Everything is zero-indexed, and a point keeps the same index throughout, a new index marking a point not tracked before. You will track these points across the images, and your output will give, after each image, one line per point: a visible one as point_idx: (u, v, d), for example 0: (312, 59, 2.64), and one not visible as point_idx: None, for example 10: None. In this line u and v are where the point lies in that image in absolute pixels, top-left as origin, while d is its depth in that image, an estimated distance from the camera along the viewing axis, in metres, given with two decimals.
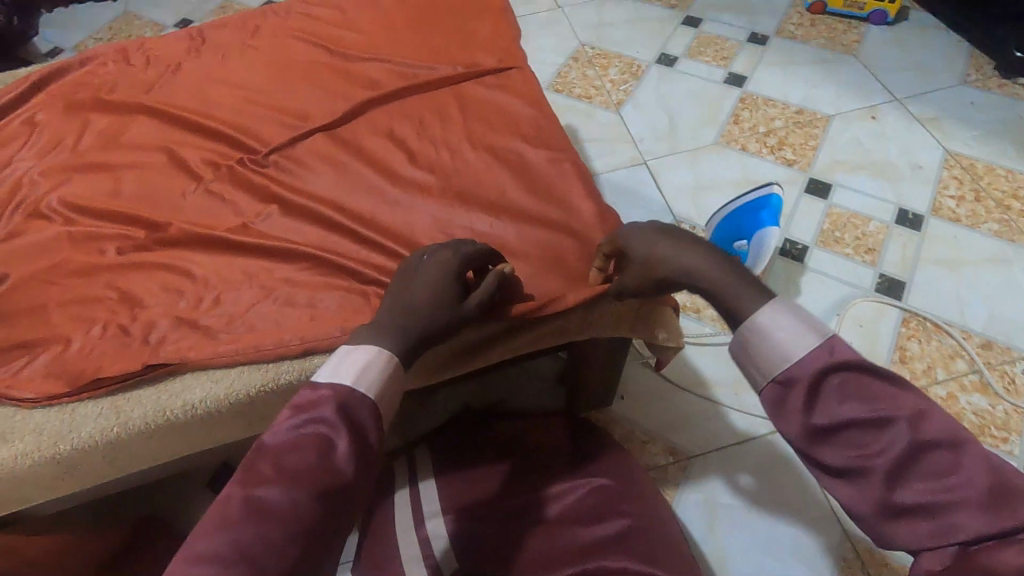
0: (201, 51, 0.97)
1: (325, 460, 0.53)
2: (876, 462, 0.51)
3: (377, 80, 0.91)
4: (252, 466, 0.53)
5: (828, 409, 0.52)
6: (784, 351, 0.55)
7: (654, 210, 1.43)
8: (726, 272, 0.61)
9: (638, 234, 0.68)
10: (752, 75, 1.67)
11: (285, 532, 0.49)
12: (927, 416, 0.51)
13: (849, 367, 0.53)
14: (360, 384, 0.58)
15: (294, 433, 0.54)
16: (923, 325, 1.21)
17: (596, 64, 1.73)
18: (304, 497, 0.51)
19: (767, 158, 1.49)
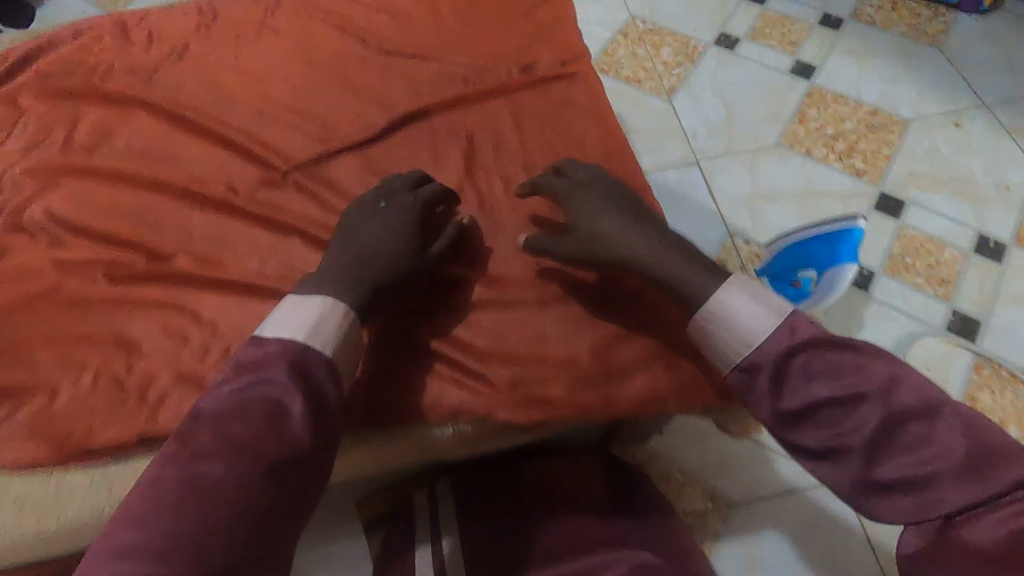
0: (213, 32, 0.84)
1: (274, 427, 0.54)
2: (853, 441, 0.57)
3: (419, 87, 0.79)
4: (190, 440, 0.53)
5: (797, 392, 0.60)
6: (742, 338, 0.62)
7: (704, 219, 1.29)
8: (668, 251, 0.67)
9: (591, 206, 0.69)
10: (821, 65, 1.49)
11: (219, 503, 0.50)
12: (897, 385, 0.58)
13: (809, 346, 0.60)
14: (314, 338, 0.59)
15: (236, 398, 0.54)
16: (996, 373, 1.10)
17: (647, 42, 1.55)
18: (240, 472, 0.51)
19: (833, 167, 1.34)
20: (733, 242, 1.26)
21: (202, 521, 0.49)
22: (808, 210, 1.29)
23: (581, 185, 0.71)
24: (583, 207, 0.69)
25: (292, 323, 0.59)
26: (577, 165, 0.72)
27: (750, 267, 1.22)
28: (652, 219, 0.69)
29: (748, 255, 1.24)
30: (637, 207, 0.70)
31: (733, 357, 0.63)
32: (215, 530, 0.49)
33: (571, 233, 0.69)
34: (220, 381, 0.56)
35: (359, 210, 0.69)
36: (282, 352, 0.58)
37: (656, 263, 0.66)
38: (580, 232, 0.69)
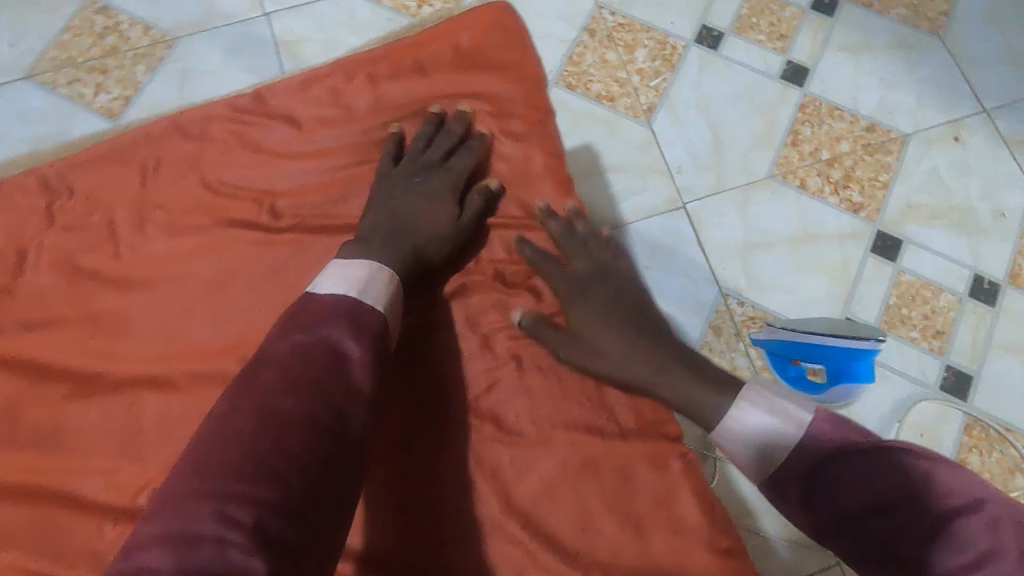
0: None
1: (335, 371, 0.62)
2: (858, 509, 0.63)
3: None
4: (257, 377, 0.61)
5: (830, 499, 0.64)
6: (765, 445, 0.69)
7: (695, 278, 1.18)
8: (672, 367, 0.80)
9: (599, 324, 0.84)
10: (815, 65, 1.30)
11: (285, 436, 0.57)
12: (940, 487, 0.60)
13: (844, 455, 0.65)
14: (366, 295, 0.70)
15: (296, 346, 0.63)
16: (985, 433, 1.10)
17: (618, 43, 1.31)
18: (307, 404, 0.59)
19: (829, 201, 1.22)
20: (727, 303, 1.16)
21: (275, 461, 0.55)
22: (804, 258, 1.18)
23: (573, 256, 0.87)
24: (591, 315, 0.84)
25: (344, 282, 0.70)
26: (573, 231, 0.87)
27: (745, 334, 1.14)
28: (666, 342, 0.83)
29: (743, 319, 1.15)
30: (647, 330, 0.84)
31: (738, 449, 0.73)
32: (289, 462, 0.56)
33: (579, 339, 0.83)
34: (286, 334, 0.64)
35: (399, 179, 0.84)
36: (340, 303, 0.68)
37: (653, 380, 0.80)
38: (589, 341, 0.82)
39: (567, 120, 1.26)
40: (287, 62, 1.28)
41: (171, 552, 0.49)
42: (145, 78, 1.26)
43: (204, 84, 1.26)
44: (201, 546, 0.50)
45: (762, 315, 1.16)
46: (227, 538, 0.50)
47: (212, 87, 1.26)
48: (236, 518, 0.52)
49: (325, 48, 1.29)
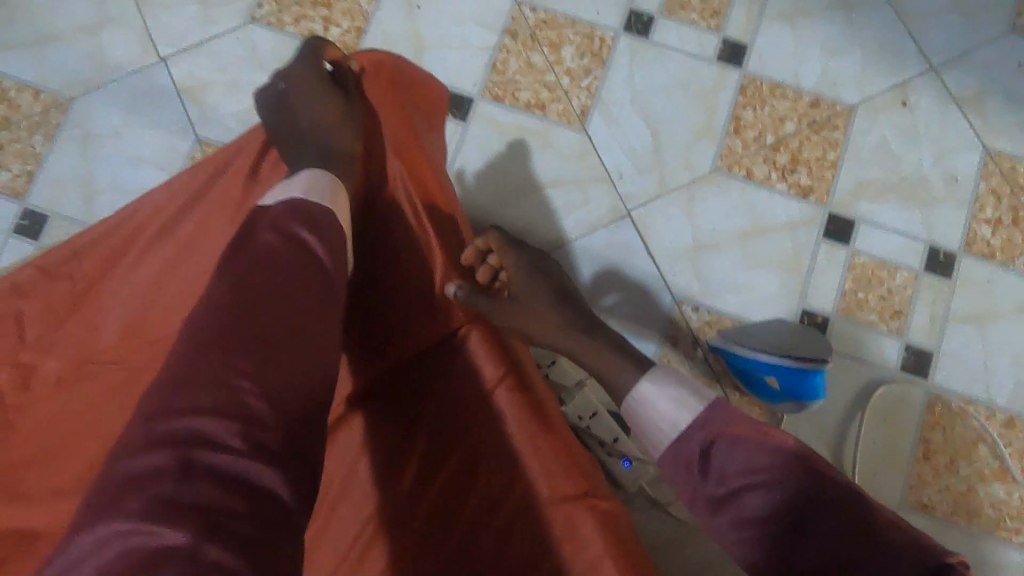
0: None
1: (301, 256, 0.59)
2: (737, 486, 0.67)
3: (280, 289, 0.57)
4: (225, 268, 0.58)
5: (720, 479, 0.68)
6: (672, 423, 0.72)
7: (646, 288, 1.15)
8: (609, 354, 0.82)
9: (533, 290, 0.88)
10: (752, 40, 1.23)
11: (266, 318, 0.56)
12: (806, 476, 0.65)
13: (725, 436, 0.69)
14: (310, 195, 0.64)
15: (260, 242, 0.59)
16: (947, 408, 1.11)
17: (543, 42, 1.23)
18: (276, 288, 0.57)
19: (777, 188, 1.17)
20: (681, 310, 1.14)
21: (272, 340, 0.55)
22: (755, 254, 1.16)
23: (513, 266, 0.88)
24: (519, 276, 0.88)
25: (286, 192, 0.65)
26: (510, 241, 0.90)
27: (702, 341, 1.13)
28: (602, 333, 0.85)
29: (699, 325, 1.13)
30: (580, 312, 0.88)
31: (661, 437, 0.73)
32: (264, 338, 0.55)
33: (513, 297, 0.87)
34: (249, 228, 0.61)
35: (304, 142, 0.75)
36: (292, 208, 0.63)
37: (578, 346, 0.85)
38: (519, 297, 0.87)
39: (498, 137, 1.19)
40: (193, 110, 1.19)
41: (186, 403, 0.50)
42: (44, 149, 1.18)
43: (109, 146, 1.18)
44: (213, 406, 0.50)
45: (718, 318, 1.14)
46: (227, 393, 0.51)
47: (119, 148, 1.19)
48: (236, 371, 0.52)
49: (230, 89, 1.20)
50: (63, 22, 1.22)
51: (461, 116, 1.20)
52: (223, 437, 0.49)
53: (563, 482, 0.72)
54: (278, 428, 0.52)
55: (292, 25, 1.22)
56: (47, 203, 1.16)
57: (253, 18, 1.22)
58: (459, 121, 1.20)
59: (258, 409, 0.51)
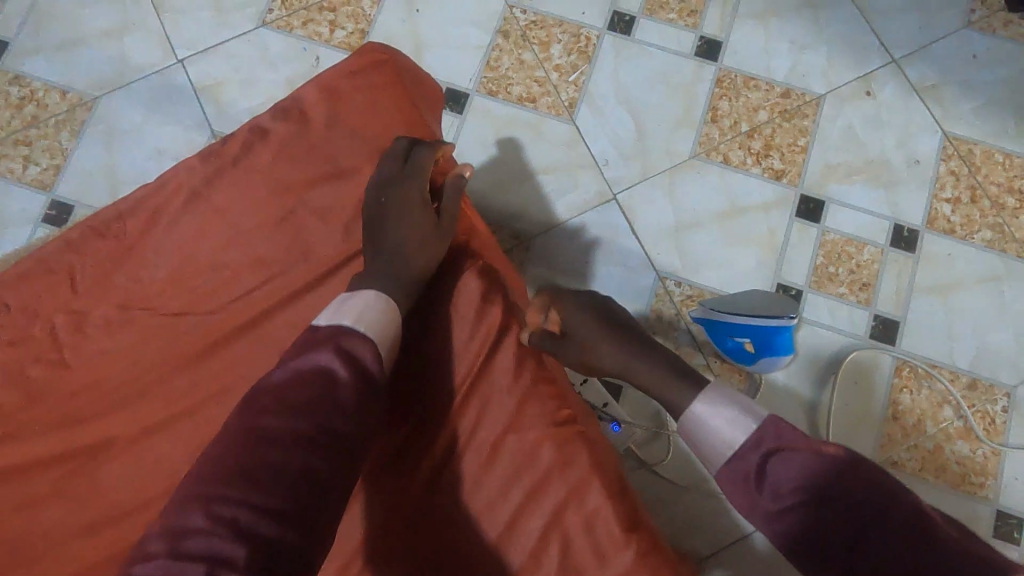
0: None
1: (324, 388, 0.68)
2: (797, 499, 0.69)
3: (297, 421, 0.66)
4: (258, 401, 0.68)
5: (776, 492, 0.70)
6: (724, 440, 0.75)
7: (632, 265, 1.23)
8: (663, 373, 0.84)
9: (587, 326, 0.89)
10: (726, 37, 1.32)
11: (319, 399, 0.68)
12: (868, 490, 0.67)
13: (782, 450, 0.72)
14: (356, 323, 0.73)
15: (293, 372, 0.69)
16: (914, 372, 1.19)
17: (533, 41, 1.32)
18: (299, 419, 0.66)
19: (752, 172, 1.27)
20: (665, 286, 1.22)
21: (317, 426, 0.66)
22: (734, 232, 1.24)
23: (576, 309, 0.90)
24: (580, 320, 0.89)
25: (344, 313, 0.74)
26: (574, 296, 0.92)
27: (685, 313, 1.21)
28: (656, 353, 0.87)
29: (682, 299, 1.22)
30: (631, 338, 0.89)
31: (716, 454, 0.76)
32: (275, 473, 0.63)
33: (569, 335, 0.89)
34: (282, 362, 0.71)
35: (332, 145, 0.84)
36: (336, 332, 0.73)
37: (634, 373, 0.87)
38: (578, 337, 0.89)
39: (493, 128, 1.28)
40: (209, 108, 1.28)
41: (189, 522, 0.60)
42: (70, 144, 1.27)
43: (131, 142, 1.27)
44: (252, 483, 0.62)
45: (699, 292, 1.22)
46: (214, 529, 0.59)
47: (140, 143, 1.28)
48: (233, 500, 0.61)
49: (243, 88, 1.29)
50: (87, 30, 1.31)
51: (458, 109, 1.29)
52: (251, 514, 0.61)
53: (552, 408, 0.81)
54: (252, 569, 0.58)
55: (300, 28, 1.32)
56: (73, 193, 1.25)
57: (264, 22, 1.32)
58: (457, 114, 1.29)
59: (229, 550, 0.58)
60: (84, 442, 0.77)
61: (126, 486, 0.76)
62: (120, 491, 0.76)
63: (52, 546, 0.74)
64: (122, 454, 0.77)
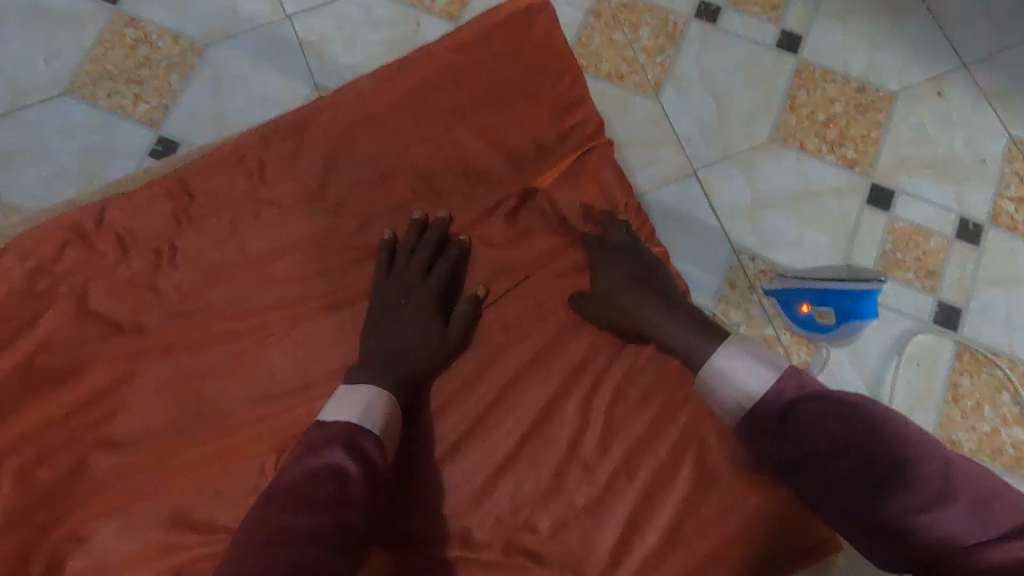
0: (200, 218, 0.71)
1: (337, 485, 0.55)
2: (809, 455, 0.54)
3: (324, 522, 0.52)
4: (270, 500, 0.55)
5: (790, 445, 0.55)
6: (742, 392, 0.57)
7: (710, 237, 1.29)
8: (685, 331, 0.64)
9: (617, 273, 0.71)
10: (807, 32, 1.39)
11: (341, 487, 0.55)
12: (883, 435, 0.51)
13: (803, 399, 0.55)
14: (366, 423, 0.60)
15: (307, 467, 0.56)
16: (974, 357, 1.24)
17: (623, 22, 1.39)
18: (314, 521, 0.52)
19: (827, 159, 1.33)
20: (739, 259, 1.28)
21: (332, 525, 0.53)
22: (807, 214, 1.30)
23: (606, 263, 0.72)
24: (610, 276, 0.71)
25: (351, 405, 0.61)
26: (603, 246, 0.73)
27: (758, 286, 1.26)
28: (702, 324, 0.65)
29: (755, 273, 1.27)
30: (665, 293, 0.69)
31: (732, 408, 0.59)
32: None
33: (599, 296, 0.71)
34: (289, 455, 0.58)
35: None
36: (346, 431, 0.59)
37: (653, 326, 0.67)
38: (602, 299, 0.70)
39: None
40: (312, 60, 1.32)
41: None
42: (179, 86, 1.27)
43: (238, 86, 1.29)
44: None
45: (772, 267, 1.27)
46: None
47: (246, 89, 1.29)
48: None
49: (346, 44, 1.33)
50: None
51: None
52: None
53: None
54: None
55: None
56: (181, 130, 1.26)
57: None
58: None
59: None
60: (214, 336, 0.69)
61: (293, 363, 0.69)
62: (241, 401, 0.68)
63: (218, 421, 0.68)
64: (291, 334, 0.70)
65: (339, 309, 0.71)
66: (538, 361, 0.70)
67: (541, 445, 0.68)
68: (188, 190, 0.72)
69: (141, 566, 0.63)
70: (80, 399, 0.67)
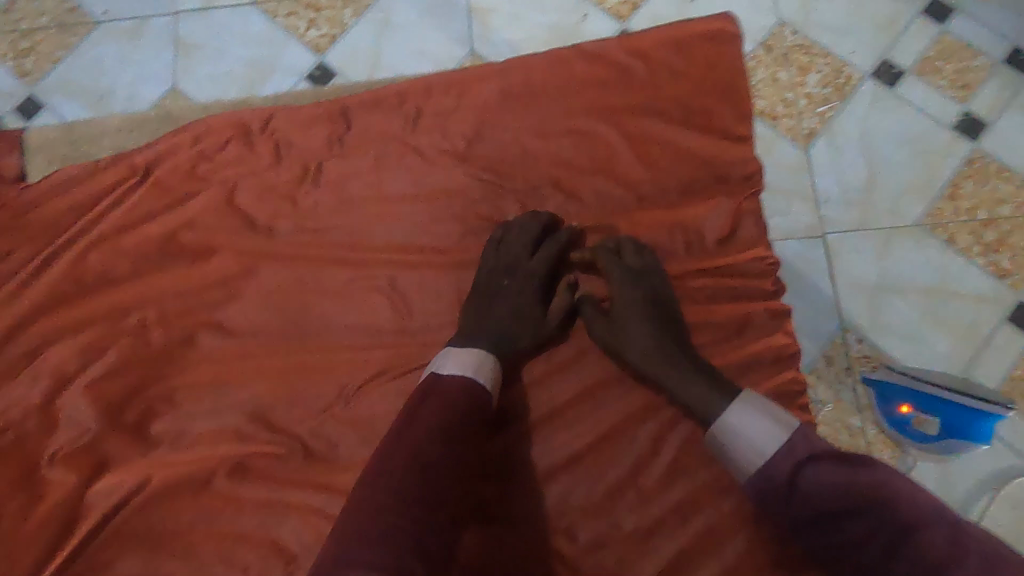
0: (349, 147, 0.75)
1: (466, 424, 0.58)
2: (829, 510, 0.52)
3: (465, 456, 0.57)
4: (404, 428, 0.57)
5: (808, 503, 0.53)
6: (755, 453, 0.56)
7: (819, 305, 1.21)
8: (695, 380, 0.62)
9: (637, 301, 0.66)
10: (992, 122, 1.26)
11: (471, 434, 0.58)
12: (902, 496, 0.50)
13: (817, 459, 0.53)
14: (480, 375, 0.62)
15: (441, 406, 0.58)
16: None
17: (793, 62, 1.32)
18: (451, 455, 0.56)
19: (974, 262, 1.21)
20: (844, 337, 1.18)
21: (464, 458, 0.57)
22: (933, 312, 1.19)
23: (618, 283, 0.67)
24: (622, 299, 0.67)
25: (459, 364, 0.62)
26: (614, 263, 0.68)
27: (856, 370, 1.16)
28: (709, 373, 0.62)
29: (857, 356, 1.17)
30: (681, 331, 0.66)
31: (741, 470, 0.57)
32: (438, 504, 0.54)
33: (611, 319, 0.68)
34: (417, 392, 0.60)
35: None
36: (459, 383, 0.61)
37: (664, 369, 0.63)
38: (614, 325, 0.67)
39: None
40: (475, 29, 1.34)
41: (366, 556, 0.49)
42: (350, 22, 1.33)
43: (401, 35, 1.33)
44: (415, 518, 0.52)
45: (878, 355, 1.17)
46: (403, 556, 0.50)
47: (408, 40, 1.33)
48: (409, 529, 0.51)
49: (510, 21, 1.34)
50: None
51: None
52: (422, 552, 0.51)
53: None
54: None
55: None
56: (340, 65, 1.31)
57: None
58: None
59: None
60: (332, 260, 0.73)
61: (390, 305, 0.71)
62: (338, 326, 0.72)
63: (311, 336, 0.72)
64: (395, 277, 0.72)
65: (448, 268, 0.72)
66: (626, 376, 0.69)
67: (605, 458, 0.67)
68: (346, 119, 0.76)
69: (213, 443, 0.68)
70: (202, 279, 0.73)
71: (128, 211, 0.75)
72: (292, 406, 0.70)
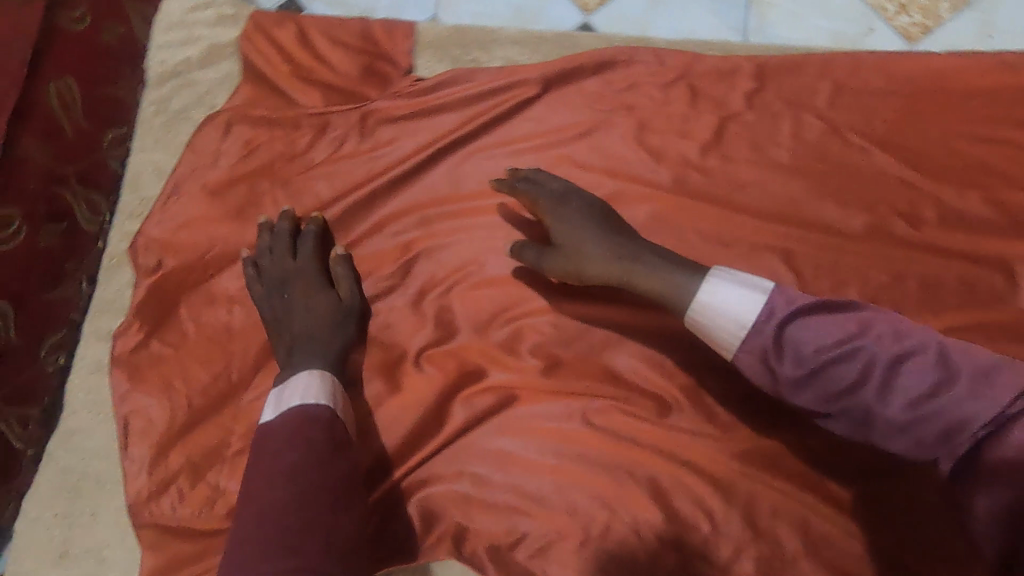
0: (761, 108, 0.72)
1: (310, 446, 0.55)
2: (814, 354, 0.50)
3: (332, 493, 0.53)
4: (256, 469, 0.54)
5: (797, 354, 0.51)
6: (737, 325, 0.53)
7: None
8: (643, 266, 0.60)
9: (580, 223, 0.65)
10: None
11: (320, 455, 0.54)
12: (874, 326, 0.50)
13: (804, 313, 0.51)
14: (309, 399, 0.59)
15: (282, 439, 0.55)
16: None
17: None
18: (303, 486, 0.52)
19: None
20: None
21: (331, 491, 0.53)
22: None
23: (557, 211, 0.67)
24: (569, 224, 0.66)
25: (286, 395, 0.60)
26: (539, 189, 0.68)
27: None
28: (649, 256, 0.61)
29: None
30: (635, 236, 0.64)
31: (738, 355, 0.54)
32: (302, 545, 0.49)
33: (559, 247, 0.66)
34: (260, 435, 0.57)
35: None
36: (297, 413, 0.57)
37: (625, 274, 0.61)
38: (564, 249, 0.65)
39: None
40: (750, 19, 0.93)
41: None
42: None
43: None
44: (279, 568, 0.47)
45: None
46: None
47: None
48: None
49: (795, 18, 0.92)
50: None
51: None
52: None
53: None
54: None
55: None
56: None
57: None
58: None
59: None
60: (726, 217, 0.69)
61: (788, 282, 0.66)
62: None
63: None
64: (800, 254, 0.67)
65: (853, 253, 0.67)
66: None
67: None
68: (763, 79, 0.72)
69: (583, 376, 0.67)
70: None
71: (519, 125, 0.73)
72: (668, 356, 0.67)
